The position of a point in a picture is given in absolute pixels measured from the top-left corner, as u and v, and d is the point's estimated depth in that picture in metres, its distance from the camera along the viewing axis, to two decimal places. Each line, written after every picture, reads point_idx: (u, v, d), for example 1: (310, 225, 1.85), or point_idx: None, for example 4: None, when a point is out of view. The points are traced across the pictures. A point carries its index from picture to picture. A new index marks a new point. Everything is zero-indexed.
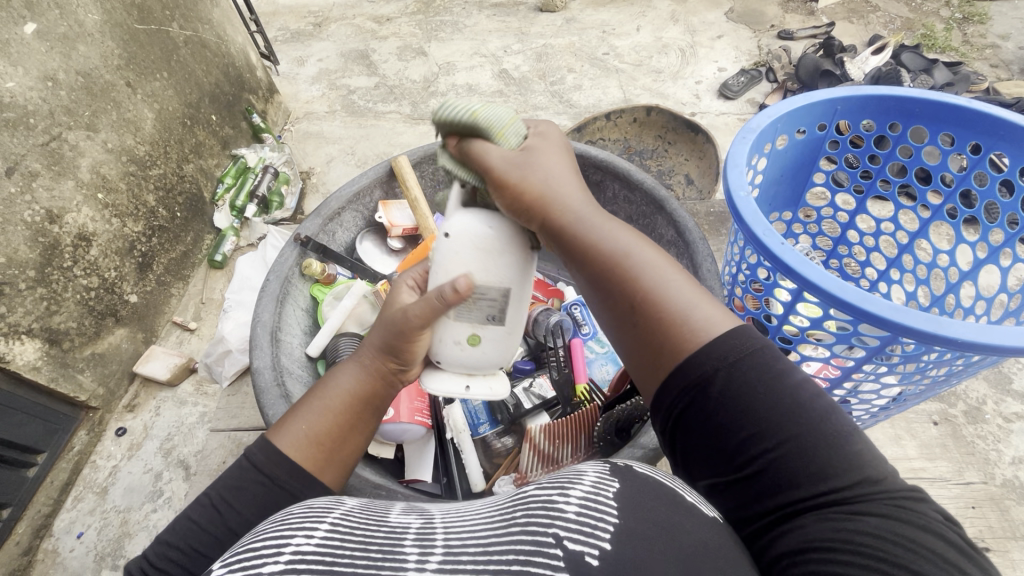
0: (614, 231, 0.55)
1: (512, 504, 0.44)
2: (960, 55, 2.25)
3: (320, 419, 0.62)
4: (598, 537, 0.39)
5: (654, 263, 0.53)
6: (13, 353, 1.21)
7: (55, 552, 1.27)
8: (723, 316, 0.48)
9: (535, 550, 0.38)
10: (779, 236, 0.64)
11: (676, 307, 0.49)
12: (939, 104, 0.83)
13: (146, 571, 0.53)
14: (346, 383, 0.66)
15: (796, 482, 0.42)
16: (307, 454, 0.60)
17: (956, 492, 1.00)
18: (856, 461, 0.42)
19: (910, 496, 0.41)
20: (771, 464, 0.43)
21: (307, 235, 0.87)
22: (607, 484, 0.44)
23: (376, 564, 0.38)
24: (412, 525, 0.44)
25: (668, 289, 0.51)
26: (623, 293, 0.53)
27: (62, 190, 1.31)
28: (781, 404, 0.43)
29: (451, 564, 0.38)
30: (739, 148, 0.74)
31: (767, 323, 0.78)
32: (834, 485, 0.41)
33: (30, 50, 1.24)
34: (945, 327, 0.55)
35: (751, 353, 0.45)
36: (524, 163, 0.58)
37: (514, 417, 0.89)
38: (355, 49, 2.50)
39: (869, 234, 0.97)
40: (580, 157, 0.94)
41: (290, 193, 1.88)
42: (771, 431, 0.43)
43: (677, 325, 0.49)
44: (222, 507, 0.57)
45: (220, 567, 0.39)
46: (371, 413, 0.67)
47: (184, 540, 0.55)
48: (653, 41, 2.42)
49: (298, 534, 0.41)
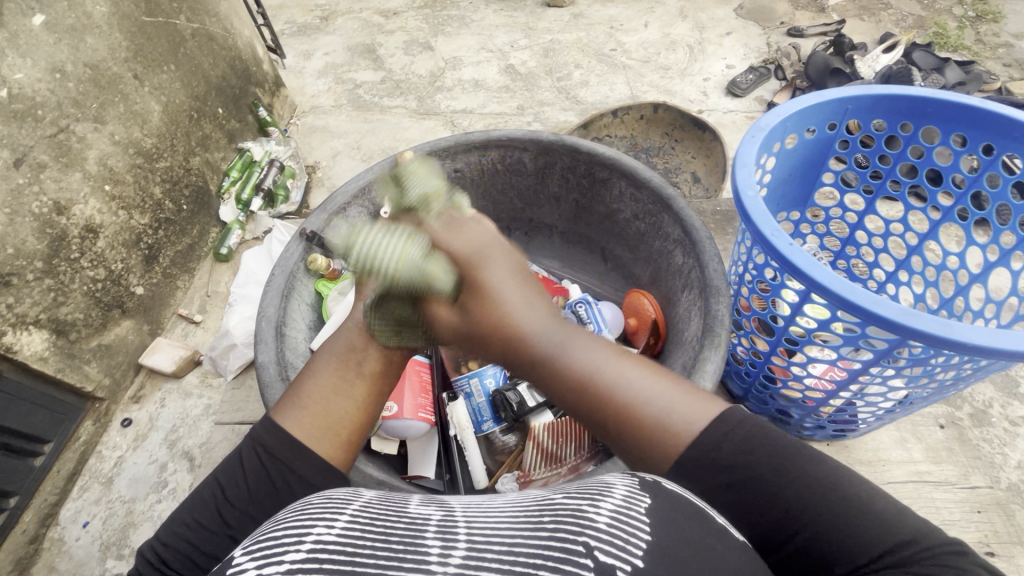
0: (583, 349, 0.55)
1: (539, 506, 0.44)
2: (973, 53, 2.22)
3: (305, 380, 0.63)
4: (630, 552, 0.39)
5: (624, 376, 0.53)
6: (20, 344, 1.22)
7: (61, 541, 1.28)
8: (694, 410, 0.51)
9: (563, 559, 0.38)
10: (788, 236, 0.63)
11: (657, 418, 0.51)
12: (952, 104, 0.81)
13: (157, 544, 0.56)
14: (329, 344, 0.65)
15: (833, 552, 0.45)
16: (295, 421, 0.60)
17: (962, 496, 0.99)
18: (884, 523, 0.44)
19: (949, 549, 0.42)
20: (808, 537, 0.46)
21: (312, 230, 0.86)
22: (638, 499, 0.44)
23: (398, 556, 0.38)
24: (435, 516, 0.44)
25: (645, 405, 0.52)
26: (602, 420, 0.54)
27: (69, 182, 1.32)
28: (789, 484, 0.47)
29: (475, 560, 0.38)
30: (747, 147, 0.73)
31: (773, 324, 0.77)
32: (867, 546, 0.44)
33: (38, 41, 1.24)
34: (956, 332, 0.54)
35: (736, 435, 0.49)
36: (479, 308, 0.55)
37: (518, 415, 0.85)
38: (361, 43, 2.49)
39: (877, 235, 0.96)
40: (586, 154, 0.92)
41: (295, 187, 1.89)
42: (789, 511, 0.47)
43: (656, 438, 0.51)
44: (223, 482, 0.59)
45: (242, 556, 0.39)
46: (355, 374, 0.63)
47: (192, 515, 0.57)
48: (662, 37, 2.40)
49: (319, 523, 0.41)
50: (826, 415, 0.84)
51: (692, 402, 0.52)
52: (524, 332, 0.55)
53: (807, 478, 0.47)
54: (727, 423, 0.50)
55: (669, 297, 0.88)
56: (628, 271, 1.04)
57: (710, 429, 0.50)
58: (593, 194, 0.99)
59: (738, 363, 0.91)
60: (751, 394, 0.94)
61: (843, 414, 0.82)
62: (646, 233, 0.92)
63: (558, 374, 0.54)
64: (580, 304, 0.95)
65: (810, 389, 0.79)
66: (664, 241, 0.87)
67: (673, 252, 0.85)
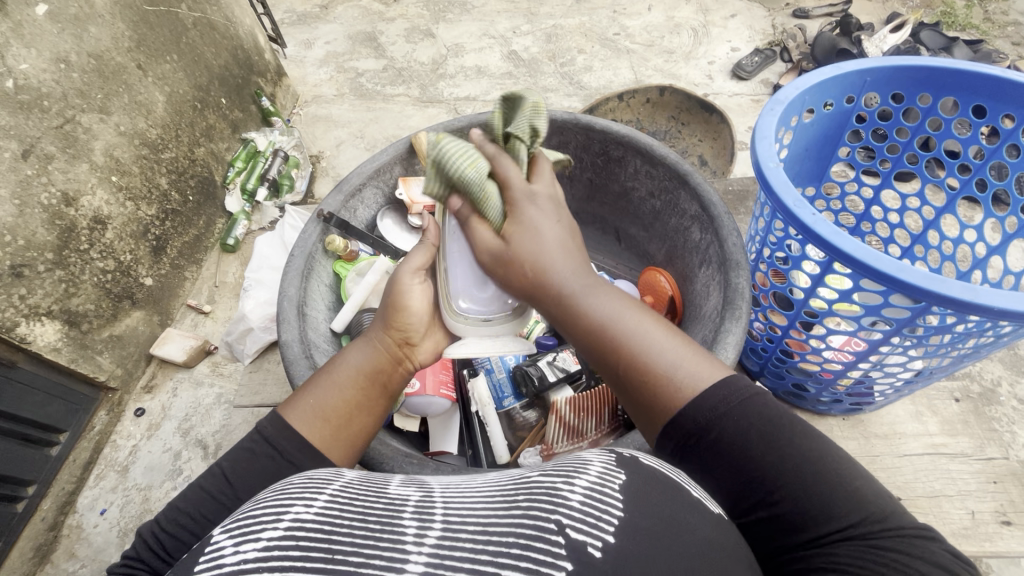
0: (601, 297, 0.57)
1: (515, 485, 0.45)
2: (981, 32, 2.20)
3: (330, 394, 0.64)
4: (602, 529, 0.40)
5: (643, 326, 0.55)
6: (34, 334, 1.24)
7: (80, 528, 1.30)
8: (705, 370, 0.52)
9: (536, 536, 0.39)
10: (810, 207, 0.62)
11: (657, 367, 0.52)
12: (972, 75, 0.81)
13: (158, 532, 0.56)
14: (356, 360, 0.67)
15: (810, 518, 0.45)
16: (315, 429, 0.61)
17: (977, 467, 1.00)
18: (862, 499, 0.45)
19: (917, 532, 0.44)
20: (783, 499, 0.46)
21: (330, 211, 0.86)
22: (613, 475, 0.45)
23: (374, 535, 0.39)
24: (413, 497, 0.45)
25: (655, 355, 0.53)
26: (606, 360, 0.56)
27: (77, 173, 1.32)
28: (773, 451, 0.47)
29: (449, 541, 0.39)
30: (767, 119, 0.73)
31: (792, 297, 0.77)
32: (842, 517, 0.44)
33: (42, 32, 1.24)
34: (980, 296, 0.54)
35: (732, 402, 0.49)
36: (535, 231, 0.60)
37: (539, 390, 0.86)
38: (363, 31, 2.48)
39: (893, 210, 0.96)
40: (601, 131, 0.92)
41: (300, 176, 1.90)
42: (770, 476, 0.47)
43: (655, 387, 0.52)
44: (232, 477, 0.59)
45: (221, 532, 0.41)
46: (380, 394, 0.67)
47: (196, 507, 0.57)
48: (665, 21, 2.38)
49: (296, 503, 0.42)
50: (844, 388, 0.85)
51: (699, 362, 0.52)
52: (554, 270, 0.58)
53: (795, 449, 0.47)
54: (727, 388, 0.50)
55: (686, 274, 0.89)
56: (642, 250, 1.04)
57: (716, 387, 0.50)
58: (608, 172, 0.98)
59: (754, 339, 0.91)
60: (767, 369, 0.95)
61: (860, 387, 0.83)
62: (662, 210, 0.92)
63: (578, 310, 0.57)
64: None
65: (828, 361, 0.79)
66: (680, 218, 0.87)
67: (690, 228, 0.84)
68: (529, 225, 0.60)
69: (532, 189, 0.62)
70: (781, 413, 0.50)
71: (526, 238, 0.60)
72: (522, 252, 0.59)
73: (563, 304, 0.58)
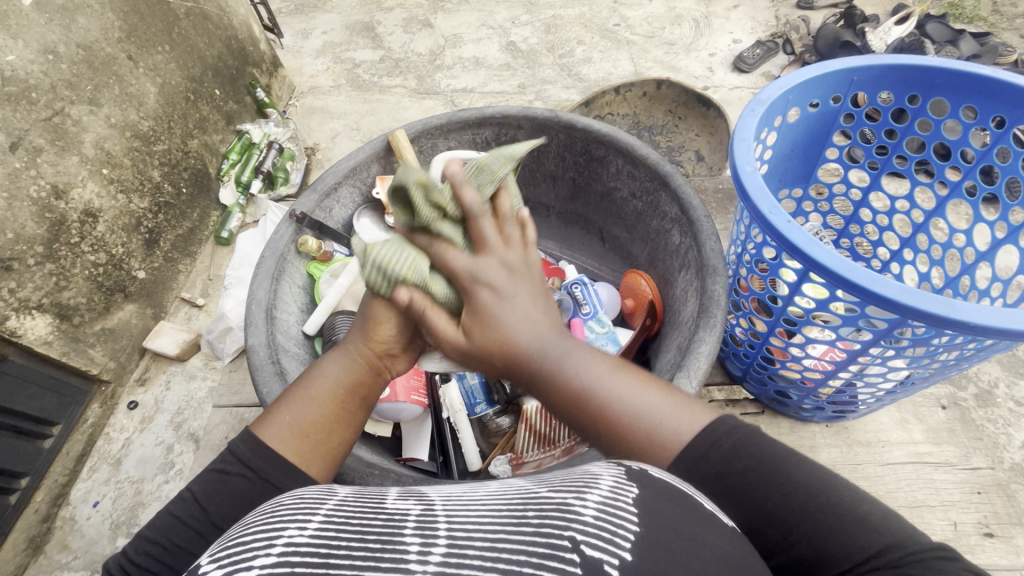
0: (576, 358, 0.52)
1: (522, 499, 0.43)
2: (989, 25, 2.15)
3: (306, 410, 0.61)
4: (618, 546, 0.39)
5: (622, 389, 0.51)
6: (24, 328, 1.23)
7: (72, 520, 1.31)
8: (687, 425, 0.50)
9: (549, 554, 0.37)
10: (786, 214, 0.60)
11: (647, 430, 0.50)
12: (961, 75, 0.78)
13: (126, 566, 0.54)
14: (334, 373, 0.63)
15: (824, 557, 0.45)
16: (292, 446, 0.59)
17: (962, 477, 0.98)
18: (872, 525, 0.45)
19: (936, 553, 0.41)
20: (795, 538, 0.47)
21: (302, 211, 0.84)
22: (626, 489, 0.43)
23: (375, 556, 0.38)
24: (413, 510, 0.43)
25: (637, 416, 0.51)
26: (591, 428, 0.52)
27: (67, 166, 1.31)
28: (774, 491, 0.48)
29: (456, 558, 0.37)
30: (747, 120, 0.71)
31: (771, 304, 0.75)
32: (857, 550, 0.44)
33: (29, 22, 1.22)
34: (958, 312, 0.52)
35: (725, 447, 0.49)
36: (499, 308, 0.51)
37: (510, 397, 0.87)
38: (360, 21, 2.44)
39: (882, 212, 0.93)
40: (582, 130, 0.90)
41: (295, 169, 1.87)
42: (776, 515, 0.48)
43: (648, 448, 0.50)
44: (205, 503, 0.58)
45: (208, 562, 0.38)
46: (358, 406, 0.63)
47: (167, 536, 0.56)
48: (667, 11, 2.33)
49: (291, 525, 0.40)
50: (826, 396, 0.83)
51: (681, 411, 0.51)
52: (524, 347, 0.51)
53: (793, 483, 0.48)
54: (716, 434, 0.50)
55: (666, 277, 0.87)
56: (626, 252, 1.02)
57: (705, 433, 0.50)
58: (590, 172, 0.96)
59: (736, 345, 0.90)
60: (750, 375, 0.94)
61: (841, 396, 0.82)
62: (644, 212, 0.90)
63: (557, 381, 0.52)
64: (576, 285, 0.92)
65: (809, 370, 0.78)
66: (661, 220, 0.86)
67: (671, 231, 0.83)
68: (491, 305, 0.51)
69: (480, 264, 0.51)
70: (770, 443, 0.50)
71: (487, 322, 0.51)
72: (485, 340, 0.51)
73: (539, 381, 0.52)
